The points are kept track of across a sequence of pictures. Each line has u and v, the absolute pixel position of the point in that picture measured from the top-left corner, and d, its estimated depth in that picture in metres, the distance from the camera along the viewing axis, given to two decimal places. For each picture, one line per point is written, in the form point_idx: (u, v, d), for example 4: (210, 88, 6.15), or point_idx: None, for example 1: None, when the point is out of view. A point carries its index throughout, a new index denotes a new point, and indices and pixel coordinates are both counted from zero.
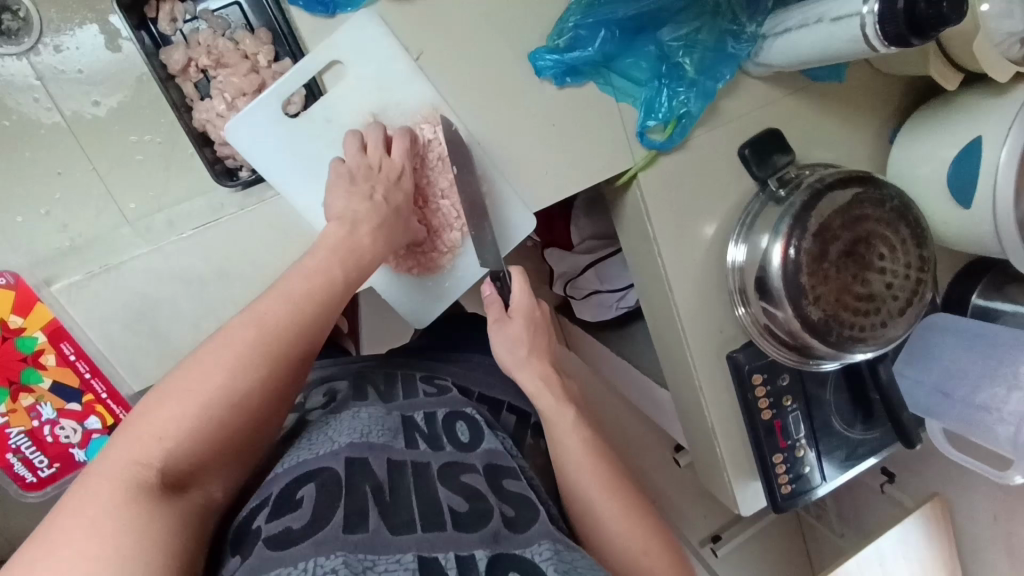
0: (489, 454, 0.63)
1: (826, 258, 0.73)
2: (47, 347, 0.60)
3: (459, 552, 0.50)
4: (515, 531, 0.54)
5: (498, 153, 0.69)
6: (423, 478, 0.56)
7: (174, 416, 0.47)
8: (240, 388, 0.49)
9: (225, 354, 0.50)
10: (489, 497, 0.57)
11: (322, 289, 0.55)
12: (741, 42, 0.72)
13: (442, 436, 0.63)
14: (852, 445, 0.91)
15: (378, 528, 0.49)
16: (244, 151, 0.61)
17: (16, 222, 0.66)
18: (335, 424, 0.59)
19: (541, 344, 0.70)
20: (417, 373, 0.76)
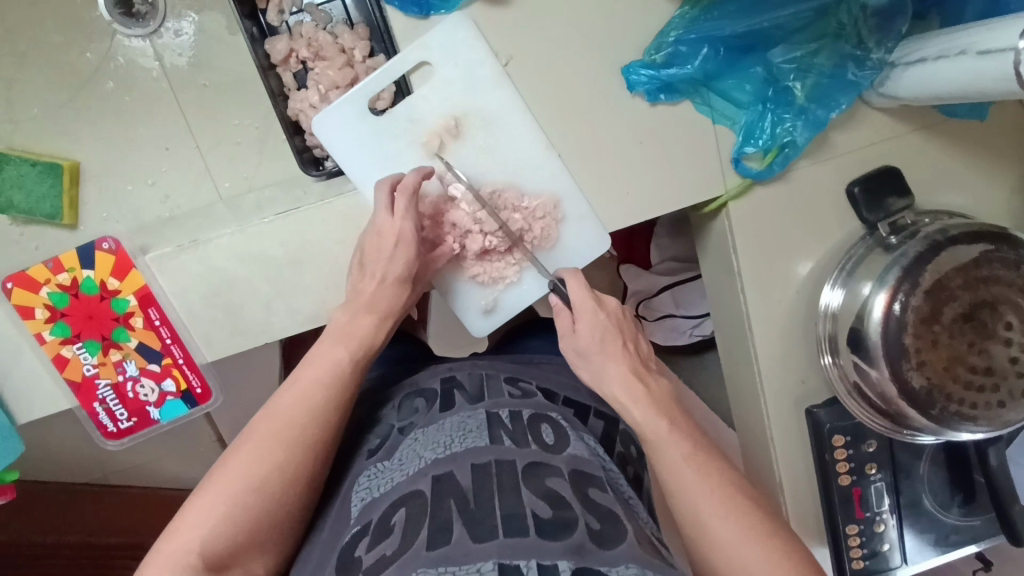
0: (574, 460, 0.61)
1: (938, 320, 0.64)
2: (136, 310, 0.64)
3: (541, 560, 0.48)
4: (604, 546, 0.51)
5: (579, 168, 0.66)
6: (509, 476, 0.56)
7: (206, 510, 0.54)
8: (260, 474, 0.55)
9: (249, 448, 0.56)
10: (574, 506, 0.54)
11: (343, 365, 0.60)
12: (864, 68, 0.64)
13: (528, 436, 0.62)
14: (944, 530, 0.80)
15: (461, 538, 0.50)
16: (328, 144, 0.63)
17: (127, 189, 0.74)
18: (424, 439, 0.63)
19: (614, 349, 0.66)
20: (502, 373, 0.78)
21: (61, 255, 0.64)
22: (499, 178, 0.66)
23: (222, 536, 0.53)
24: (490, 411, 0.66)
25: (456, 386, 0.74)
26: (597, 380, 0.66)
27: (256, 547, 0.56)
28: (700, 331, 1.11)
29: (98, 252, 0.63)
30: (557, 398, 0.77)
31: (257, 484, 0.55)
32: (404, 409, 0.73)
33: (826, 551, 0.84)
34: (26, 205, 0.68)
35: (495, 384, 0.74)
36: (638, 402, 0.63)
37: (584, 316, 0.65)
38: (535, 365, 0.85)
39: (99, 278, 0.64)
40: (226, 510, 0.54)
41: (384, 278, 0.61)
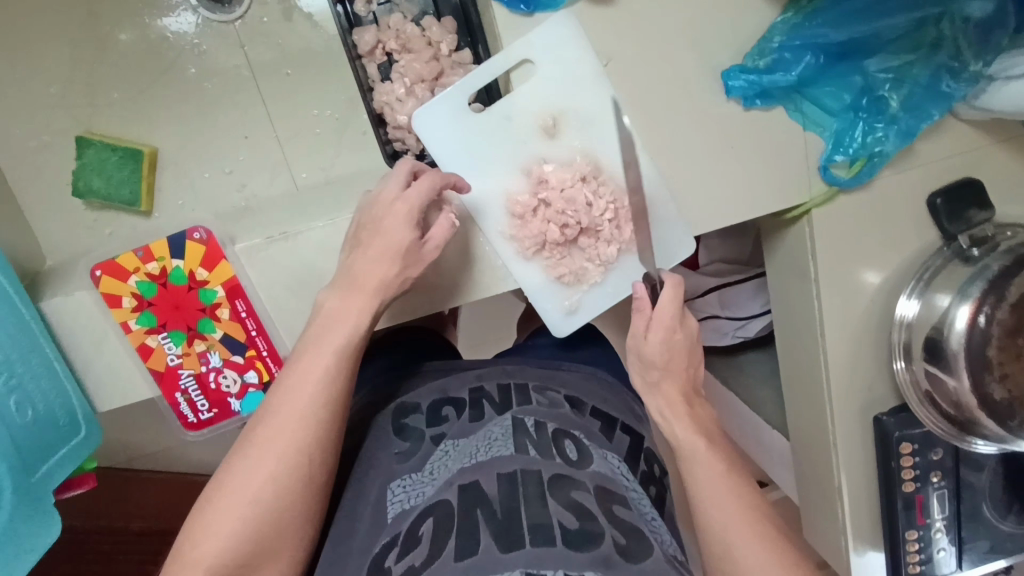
0: (599, 476, 0.61)
1: (1022, 333, 0.65)
2: (223, 301, 0.64)
3: (569, 572, 0.48)
4: (632, 560, 0.51)
5: (669, 171, 0.66)
6: (535, 487, 0.56)
7: (215, 520, 0.54)
8: (261, 482, 0.55)
9: (246, 457, 0.56)
10: (600, 519, 0.54)
11: (329, 361, 0.58)
12: (959, 80, 0.64)
13: (552, 450, 0.62)
14: (999, 537, 0.82)
15: (489, 547, 0.50)
16: (425, 138, 0.63)
17: (204, 177, 0.74)
18: (454, 453, 0.63)
19: (679, 365, 0.67)
20: (531, 382, 0.78)
21: (150, 244, 0.63)
22: (570, 169, 0.64)
23: (231, 549, 0.53)
24: (517, 420, 0.66)
25: (484, 395, 0.74)
26: (649, 389, 0.68)
27: (271, 554, 0.55)
28: (744, 332, 1.10)
29: (188, 242, 0.62)
30: (584, 407, 0.76)
31: (260, 500, 0.54)
32: (432, 413, 0.72)
33: (879, 553, 0.86)
34: (105, 190, 0.70)
35: (524, 394, 0.74)
36: (681, 420, 0.66)
37: (662, 328, 0.65)
38: (563, 371, 0.84)
39: (187, 268, 0.63)
40: (237, 523, 0.54)
41: (372, 256, 0.59)
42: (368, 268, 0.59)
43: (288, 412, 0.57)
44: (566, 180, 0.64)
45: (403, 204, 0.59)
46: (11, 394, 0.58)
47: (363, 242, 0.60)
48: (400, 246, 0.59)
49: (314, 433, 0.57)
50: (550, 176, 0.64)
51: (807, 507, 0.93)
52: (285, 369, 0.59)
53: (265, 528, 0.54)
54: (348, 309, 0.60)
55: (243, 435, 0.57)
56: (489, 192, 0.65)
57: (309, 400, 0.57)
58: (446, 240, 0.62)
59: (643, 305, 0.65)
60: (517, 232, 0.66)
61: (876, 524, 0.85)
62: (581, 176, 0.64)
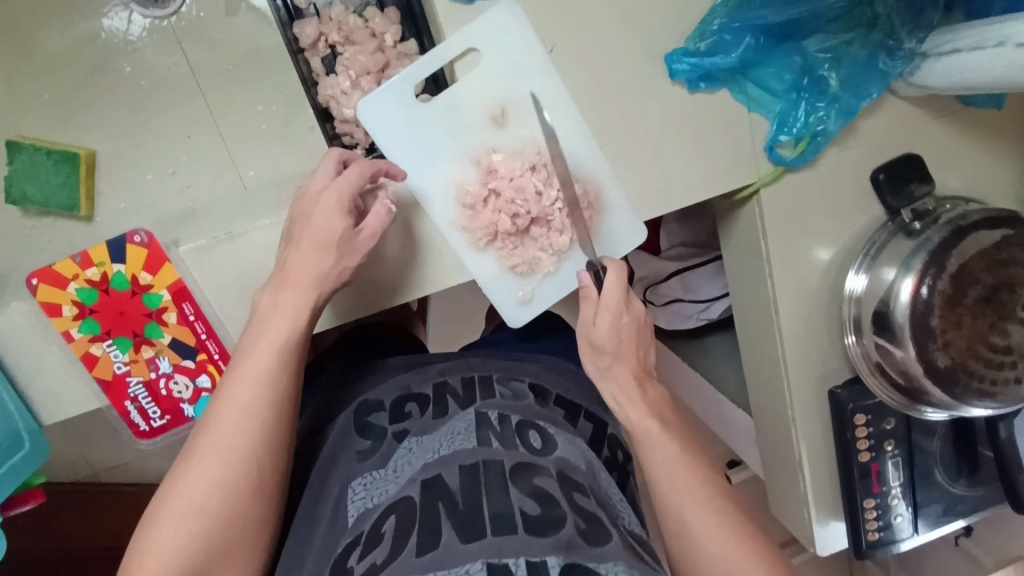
0: (562, 463, 0.61)
1: (962, 302, 0.67)
2: (169, 305, 0.62)
3: (530, 558, 0.47)
4: (593, 543, 0.51)
5: (617, 156, 0.67)
6: (496, 478, 0.56)
7: (168, 534, 0.53)
8: (212, 489, 0.55)
9: (192, 467, 0.56)
10: (562, 504, 0.54)
11: (276, 360, 0.59)
12: (894, 58, 0.66)
13: (516, 439, 0.62)
14: (952, 500, 0.85)
15: (449, 541, 0.50)
16: (372, 131, 0.62)
17: (145, 178, 0.71)
18: (414, 449, 0.64)
19: (628, 347, 0.67)
20: (494, 374, 0.78)
21: (89, 249, 0.61)
22: (517, 159, 0.64)
23: (187, 559, 0.53)
24: (480, 413, 0.66)
25: (448, 390, 0.74)
26: (602, 376, 0.68)
27: (226, 561, 0.55)
28: (707, 314, 1.12)
29: (129, 245, 0.60)
30: (549, 396, 0.78)
31: (209, 509, 0.54)
32: (395, 410, 0.73)
33: (842, 523, 0.88)
34: (41, 195, 0.67)
35: (487, 386, 0.74)
36: (634, 403, 0.66)
37: (609, 312, 0.65)
38: (528, 362, 0.85)
39: (130, 272, 0.61)
40: (186, 534, 0.53)
41: (303, 244, 0.59)
42: (303, 261, 0.59)
43: (232, 417, 0.57)
44: (514, 170, 0.64)
45: (332, 192, 0.59)
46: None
47: (295, 236, 0.60)
48: (331, 236, 0.59)
49: (261, 435, 0.57)
50: (498, 166, 0.64)
51: (771, 482, 0.95)
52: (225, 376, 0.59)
53: (219, 534, 0.54)
54: (282, 307, 0.59)
55: (189, 444, 0.56)
56: (440, 185, 0.64)
57: (254, 404, 0.57)
58: (384, 227, 0.62)
59: (591, 292, 0.66)
60: (469, 223, 0.65)
61: (837, 495, 0.87)
62: (530, 166, 0.64)
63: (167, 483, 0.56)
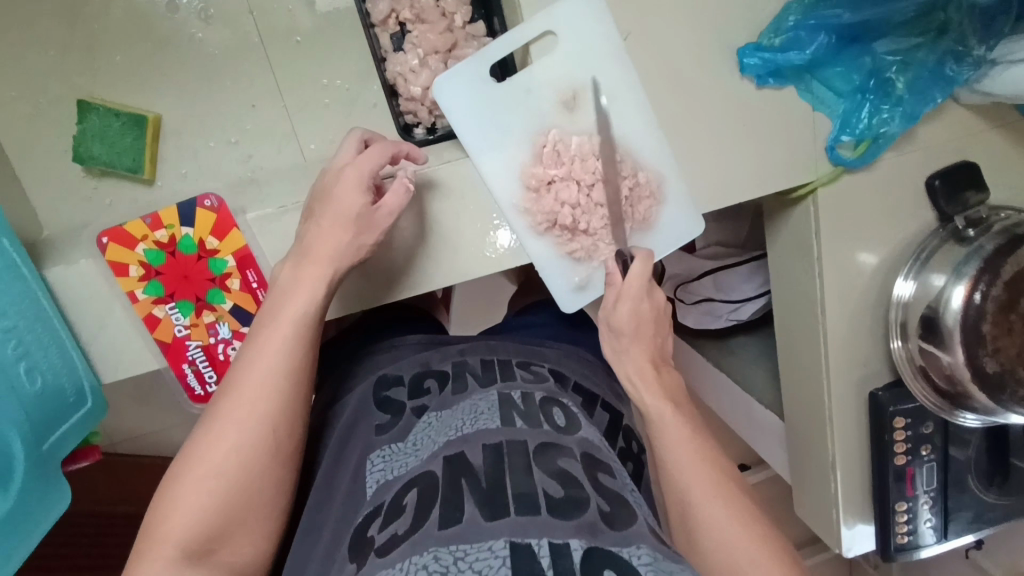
0: (586, 444, 0.62)
1: (1014, 309, 0.68)
2: (233, 271, 0.63)
3: (553, 539, 0.48)
4: (615, 527, 0.52)
5: (681, 148, 0.67)
6: (520, 455, 0.56)
7: (185, 496, 0.53)
8: (230, 454, 0.55)
9: (209, 431, 0.56)
10: (585, 486, 0.55)
11: (297, 330, 0.59)
12: (962, 64, 0.66)
13: (540, 418, 0.63)
14: (982, 507, 0.86)
15: (473, 516, 0.50)
16: (446, 108, 0.62)
17: (209, 146, 0.72)
18: (436, 426, 0.64)
19: (647, 332, 0.67)
20: (514, 357, 0.79)
21: (159, 211, 0.61)
22: (582, 142, 0.64)
23: (203, 521, 0.53)
24: (504, 394, 0.66)
25: (468, 369, 0.75)
26: (619, 359, 0.68)
27: (243, 525, 0.55)
28: (737, 316, 1.11)
29: (199, 210, 0.61)
30: (567, 381, 0.78)
31: (227, 473, 0.54)
32: (415, 386, 0.74)
33: (870, 525, 0.89)
34: (106, 155, 0.68)
35: (507, 368, 0.75)
36: (651, 389, 0.66)
37: (629, 297, 0.65)
38: (547, 347, 0.85)
39: (198, 236, 0.61)
40: (205, 498, 0.54)
41: (326, 220, 0.59)
42: (322, 238, 0.60)
43: (251, 382, 0.57)
44: (580, 152, 0.64)
45: (353, 171, 0.60)
46: (21, 361, 0.57)
47: (315, 212, 0.60)
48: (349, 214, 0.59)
49: (279, 401, 0.57)
50: (564, 149, 0.64)
51: (798, 482, 0.96)
52: (246, 344, 0.59)
53: (236, 499, 0.54)
54: (303, 281, 0.60)
55: (205, 409, 0.56)
56: (508, 167, 0.64)
57: (272, 369, 0.57)
58: (402, 207, 0.62)
59: (614, 279, 0.66)
60: (533, 206, 0.66)
61: (868, 497, 0.88)
62: (597, 149, 0.65)
63: (183, 448, 0.56)
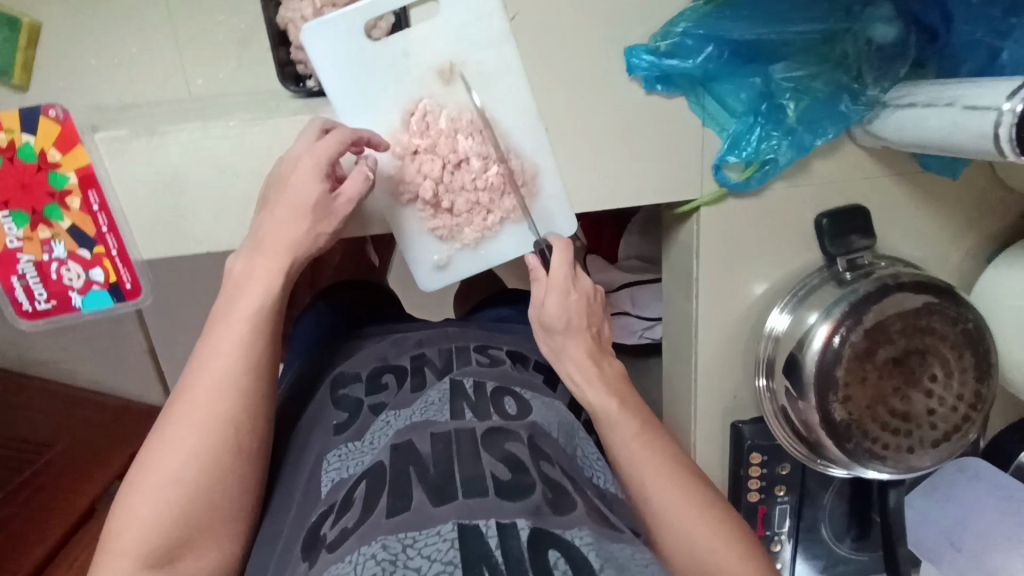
0: (535, 428, 0.61)
1: (871, 359, 0.67)
2: (75, 189, 0.61)
3: (500, 520, 0.47)
4: (560, 511, 0.50)
5: (560, 141, 0.66)
6: (468, 443, 0.55)
7: (149, 501, 0.53)
8: (191, 452, 0.54)
9: (171, 434, 0.54)
10: (533, 471, 0.54)
11: (258, 306, 0.58)
12: (857, 103, 0.65)
13: (488, 408, 0.61)
14: (834, 559, 0.84)
15: (421, 503, 0.49)
16: (311, 58, 0.59)
17: (90, 64, 0.69)
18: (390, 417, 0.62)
19: (579, 323, 0.66)
20: (472, 343, 0.76)
21: (0, 113, 0.59)
22: (455, 115, 0.63)
23: (168, 525, 0.52)
24: (456, 382, 0.65)
25: (425, 363, 0.71)
26: (558, 356, 0.67)
27: (208, 527, 0.55)
28: (650, 334, 1.10)
29: (42, 118, 0.59)
30: (527, 363, 0.77)
31: (192, 469, 0.54)
32: (372, 381, 0.69)
33: None
34: None
35: (462, 355, 0.73)
36: (592, 381, 0.65)
37: (556, 290, 0.65)
38: (501, 335, 0.82)
39: (40, 146, 0.59)
40: (171, 498, 0.53)
41: (283, 207, 0.58)
42: (278, 223, 0.59)
43: (213, 378, 0.56)
44: (449, 125, 0.63)
45: (310, 158, 0.58)
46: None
47: (270, 200, 0.59)
48: (308, 200, 0.58)
49: (241, 388, 0.56)
50: (432, 118, 0.62)
51: None
52: (205, 339, 0.58)
53: (199, 497, 0.54)
54: (263, 264, 0.58)
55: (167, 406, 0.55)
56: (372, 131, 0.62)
57: (234, 362, 0.56)
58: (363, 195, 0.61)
59: (539, 275, 0.66)
60: (396, 173, 0.64)
61: None
62: (470, 124, 0.63)
63: (147, 449, 0.55)
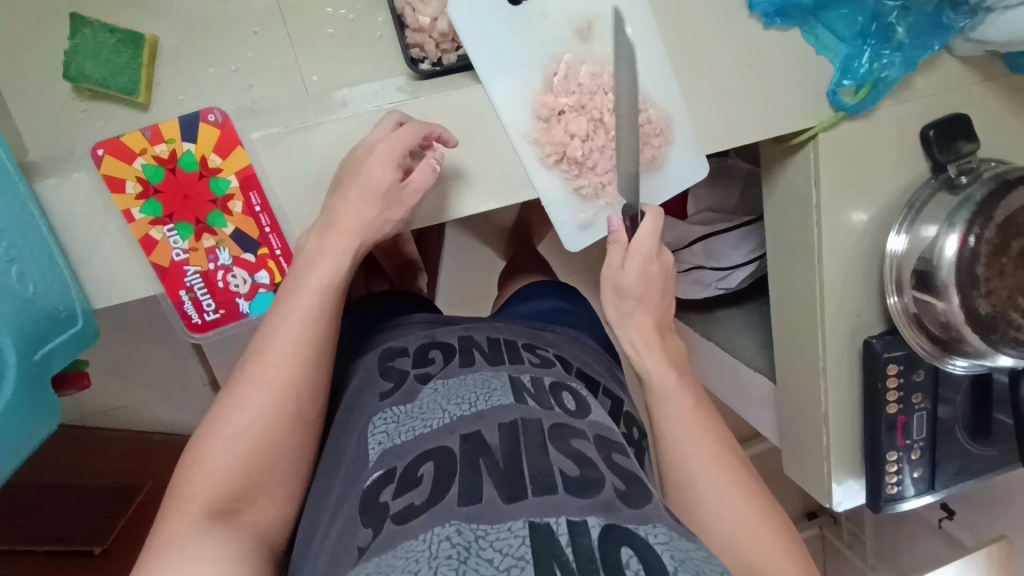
0: (598, 426, 0.61)
1: (1006, 252, 0.70)
2: (236, 193, 0.61)
3: (571, 517, 0.47)
4: (632, 505, 0.51)
5: (690, 86, 0.67)
6: (536, 434, 0.56)
7: (215, 464, 0.56)
8: (261, 430, 0.58)
9: (238, 397, 0.59)
10: (600, 467, 0.55)
11: (317, 307, 0.60)
12: (959, 12, 0.68)
13: (550, 400, 0.63)
14: (969, 458, 0.89)
15: (492, 498, 0.50)
16: (460, 30, 0.61)
17: (209, 73, 0.69)
18: (452, 388, 0.64)
19: (652, 296, 0.70)
20: (521, 338, 0.78)
21: (159, 125, 0.59)
22: (594, 71, 0.65)
23: (224, 486, 0.56)
24: (515, 376, 0.66)
25: (474, 345, 0.74)
26: (622, 323, 0.71)
27: (262, 489, 0.58)
28: (726, 283, 1.13)
29: (201, 124, 0.59)
30: (572, 368, 0.76)
31: (258, 441, 0.57)
32: (420, 356, 0.72)
33: (861, 477, 0.92)
34: (101, 75, 0.65)
35: (514, 350, 0.74)
36: (653, 352, 0.69)
37: (639, 256, 0.68)
38: (550, 330, 0.82)
39: (200, 153, 0.59)
40: (232, 458, 0.57)
41: (353, 200, 0.60)
42: (354, 216, 0.60)
43: (274, 359, 0.59)
44: (591, 82, 0.65)
45: (386, 146, 0.59)
46: (12, 265, 0.53)
47: (343, 184, 0.60)
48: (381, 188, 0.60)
49: (298, 372, 0.59)
50: (574, 78, 0.64)
51: (789, 438, 0.99)
52: (266, 321, 0.61)
53: (254, 463, 0.57)
54: (326, 252, 0.60)
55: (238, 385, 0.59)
56: (517, 97, 0.64)
57: (291, 349, 0.59)
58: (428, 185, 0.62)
59: (619, 237, 0.68)
60: (541, 136, 0.65)
61: (860, 448, 0.91)
62: (611, 78, 0.65)
63: (206, 421, 0.59)
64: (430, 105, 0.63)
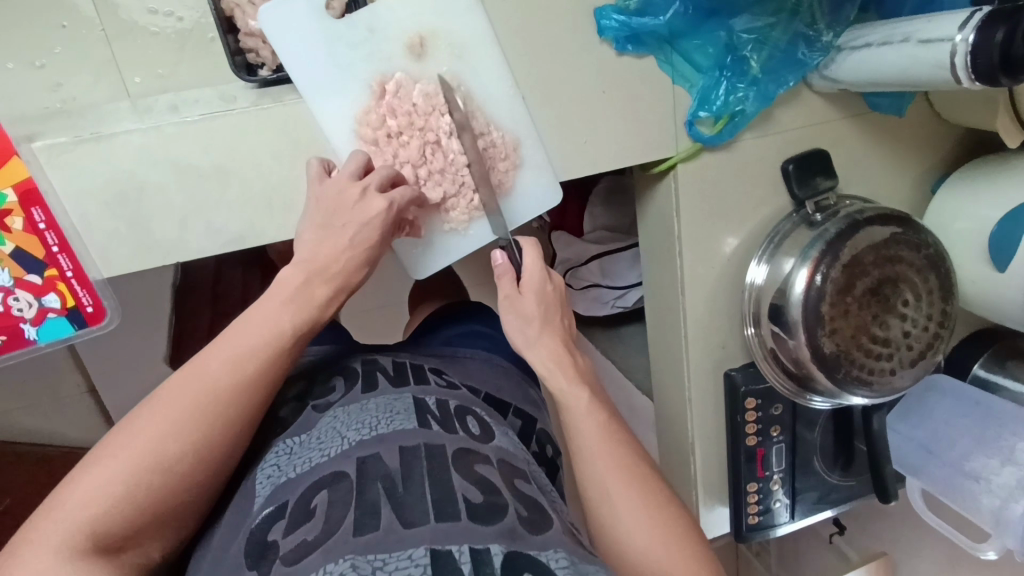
0: (501, 452, 0.58)
1: (850, 291, 0.70)
2: (15, 208, 0.56)
3: (474, 545, 0.44)
4: (535, 531, 0.48)
5: (539, 110, 0.65)
6: (438, 460, 0.52)
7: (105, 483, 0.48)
8: (170, 453, 0.50)
9: (149, 415, 0.50)
10: (504, 494, 0.51)
11: (260, 325, 0.55)
12: (813, 49, 0.68)
13: (453, 425, 0.58)
14: (827, 488, 0.90)
15: (391, 523, 0.45)
16: (273, 39, 0.57)
17: (7, 69, 0.62)
18: (349, 418, 0.58)
19: (554, 319, 0.64)
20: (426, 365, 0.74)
21: None
22: (433, 88, 0.61)
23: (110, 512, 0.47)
24: (418, 399, 0.61)
25: (379, 368, 0.68)
26: (528, 348, 0.63)
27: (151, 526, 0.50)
28: (623, 302, 1.09)
29: None
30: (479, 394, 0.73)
31: (140, 478, 0.48)
32: (317, 386, 0.67)
33: (726, 507, 0.92)
34: None
35: (419, 372, 0.70)
36: (566, 372, 0.63)
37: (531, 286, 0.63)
38: (459, 361, 0.81)
39: None
40: (118, 486, 0.48)
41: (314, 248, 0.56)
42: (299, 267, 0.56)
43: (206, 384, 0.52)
44: (427, 104, 0.61)
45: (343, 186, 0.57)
46: None
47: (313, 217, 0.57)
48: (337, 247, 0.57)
49: (179, 426, 0.50)
50: (406, 98, 0.60)
51: (665, 465, 0.98)
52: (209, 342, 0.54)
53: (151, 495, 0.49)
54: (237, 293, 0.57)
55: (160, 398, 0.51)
56: (346, 114, 0.60)
57: (230, 379, 0.52)
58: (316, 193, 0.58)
59: (503, 271, 0.63)
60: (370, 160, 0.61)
61: (725, 479, 0.91)
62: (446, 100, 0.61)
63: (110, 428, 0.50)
64: (245, 122, 0.58)
